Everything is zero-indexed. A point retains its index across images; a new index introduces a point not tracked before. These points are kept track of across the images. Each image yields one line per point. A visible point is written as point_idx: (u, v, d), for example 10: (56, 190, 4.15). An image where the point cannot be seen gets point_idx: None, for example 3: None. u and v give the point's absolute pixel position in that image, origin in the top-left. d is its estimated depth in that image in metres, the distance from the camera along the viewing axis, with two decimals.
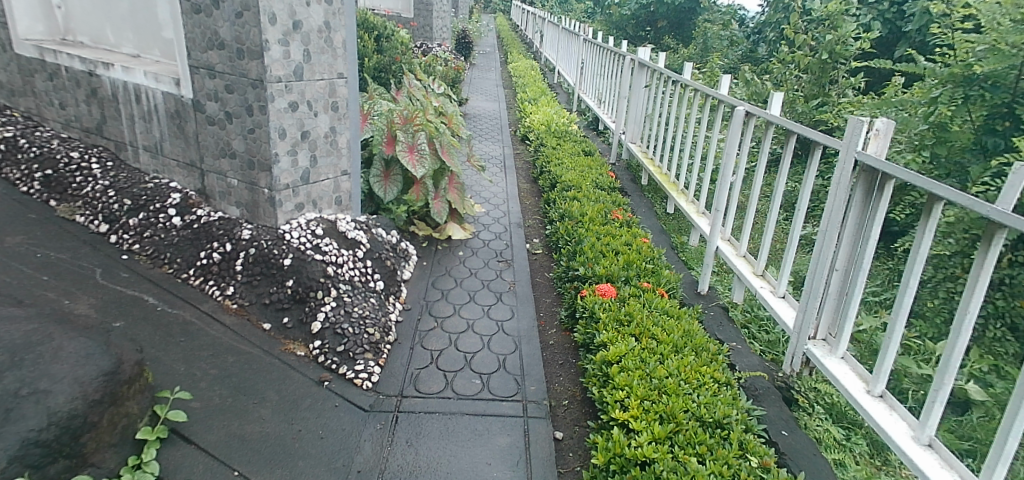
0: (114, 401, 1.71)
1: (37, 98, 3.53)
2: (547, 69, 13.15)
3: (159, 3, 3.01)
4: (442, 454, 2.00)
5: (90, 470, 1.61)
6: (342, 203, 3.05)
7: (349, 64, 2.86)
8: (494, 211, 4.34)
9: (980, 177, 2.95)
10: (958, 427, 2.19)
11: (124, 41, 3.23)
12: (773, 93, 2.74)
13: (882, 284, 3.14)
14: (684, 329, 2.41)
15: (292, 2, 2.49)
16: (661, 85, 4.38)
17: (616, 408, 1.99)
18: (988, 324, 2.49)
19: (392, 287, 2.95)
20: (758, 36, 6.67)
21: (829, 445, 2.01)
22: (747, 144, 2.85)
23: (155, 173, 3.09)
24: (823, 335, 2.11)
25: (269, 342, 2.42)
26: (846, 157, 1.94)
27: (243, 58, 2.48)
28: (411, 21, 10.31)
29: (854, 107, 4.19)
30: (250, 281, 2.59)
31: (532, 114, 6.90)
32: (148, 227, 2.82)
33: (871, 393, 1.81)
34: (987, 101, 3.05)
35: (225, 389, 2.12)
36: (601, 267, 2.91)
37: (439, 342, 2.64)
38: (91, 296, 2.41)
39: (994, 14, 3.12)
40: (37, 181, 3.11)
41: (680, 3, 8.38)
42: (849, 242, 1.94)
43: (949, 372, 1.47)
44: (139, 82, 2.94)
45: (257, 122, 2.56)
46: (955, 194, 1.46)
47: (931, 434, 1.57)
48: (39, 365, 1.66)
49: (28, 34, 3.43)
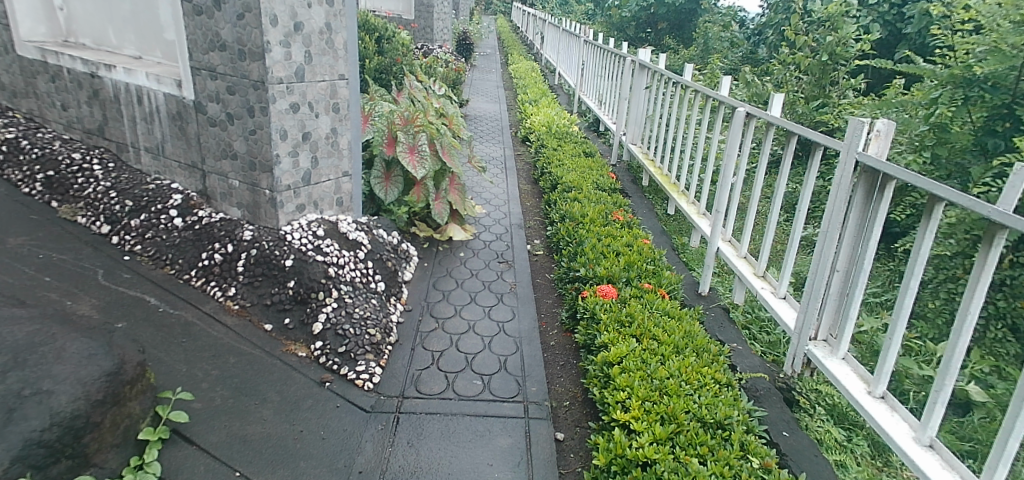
0: (116, 402, 1.71)
1: (39, 99, 3.54)
2: (547, 70, 13.18)
3: (160, 5, 3.02)
4: (444, 455, 2.00)
5: (93, 470, 1.61)
6: (343, 204, 3.05)
7: (350, 66, 2.86)
8: (495, 212, 4.35)
9: (981, 177, 2.95)
10: (959, 428, 2.19)
11: (126, 42, 3.23)
12: (773, 94, 2.73)
13: (883, 285, 3.14)
14: (685, 330, 2.41)
15: (294, 4, 2.50)
16: (661, 87, 4.39)
17: (616, 409, 1.99)
18: (988, 325, 2.49)
19: (393, 288, 2.95)
20: (759, 38, 6.68)
21: (831, 446, 2.01)
22: (747, 145, 2.85)
23: (157, 175, 3.10)
24: (824, 336, 2.11)
25: (271, 343, 2.42)
26: (847, 158, 1.94)
27: (245, 59, 2.48)
28: (412, 22, 10.33)
29: (855, 109, 4.19)
30: (252, 282, 2.59)
31: (532, 116, 6.90)
32: (150, 228, 2.82)
33: (872, 394, 1.81)
34: (987, 102, 3.06)
35: (227, 389, 2.13)
36: (602, 268, 2.91)
37: (440, 343, 2.64)
38: (93, 297, 2.42)
39: (994, 15, 3.13)
40: (39, 182, 3.11)
41: (680, 4, 8.40)
42: (850, 243, 1.94)
43: (950, 373, 1.47)
44: (140, 83, 2.95)
45: (259, 123, 2.56)
46: (955, 195, 1.46)
47: (932, 435, 1.56)
48: (42, 365, 1.66)
49: (30, 35, 3.44)
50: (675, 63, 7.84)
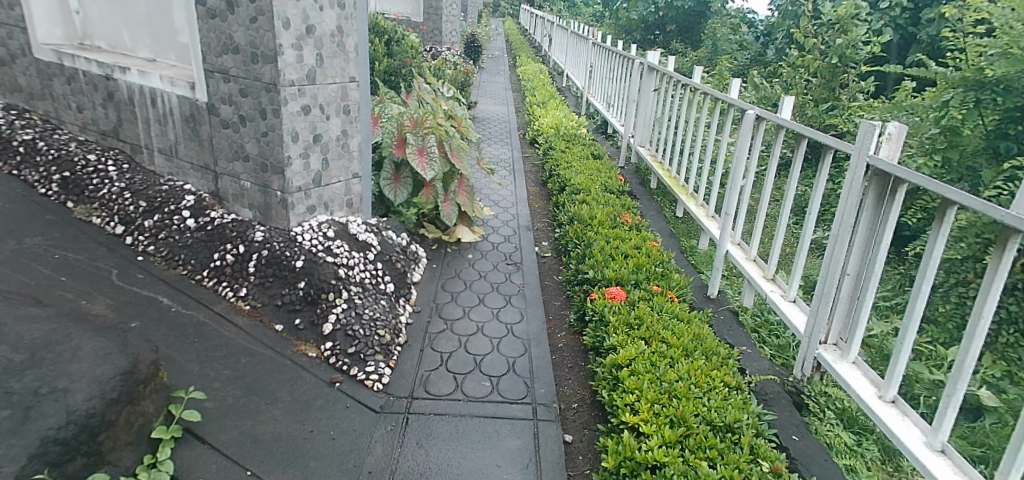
0: (130, 401, 1.73)
1: (55, 101, 3.57)
2: (555, 73, 13.21)
3: (175, 9, 3.05)
4: (452, 456, 2.01)
5: (108, 468, 1.63)
6: (353, 205, 3.07)
7: (360, 69, 2.88)
8: (503, 214, 4.36)
9: (993, 180, 2.95)
10: (971, 434, 2.18)
11: (141, 45, 3.28)
12: (784, 96, 2.69)
13: (893, 289, 3.13)
14: (694, 333, 2.41)
15: (305, 7, 2.51)
16: (671, 89, 4.37)
17: (625, 411, 1.99)
18: (1000, 330, 2.47)
19: (401, 289, 2.96)
20: (768, 39, 6.68)
21: (840, 450, 1.99)
22: (757, 147, 2.82)
23: (170, 175, 3.13)
24: (835, 340, 2.10)
25: (281, 343, 2.44)
26: (858, 161, 1.93)
27: (258, 62, 2.51)
28: (421, 25, 10.43)
29: (865, 112, 4.17)
30: (263, 283, 2.61)
31: (541, 117, 6.93)
32: (163, 229, 2.85)
33: (883, 398, 1.79)
34: (1000, 105, 3.05)
35: (239, 389, 2.15)
36: (610, 270, 2.91)
37: (449, 344, 2.65)
38: (108, 297, 2.44)
39: (1006, 17, 3.12)
40: (55, 183, 3.15)
41: (689, 7, 8.39)
42: (860, 247, 1.93)
43: (961, 377, 1.47)
44: (155, 86, 2.98)
45: (270, 125, 2.58)
46: (970, 199, 1.44)
47: (943, 440, 1.56)
48: (59, 364, 1.70)
49: (47, 38, 3.48)
50: (683, 66, 7.83)
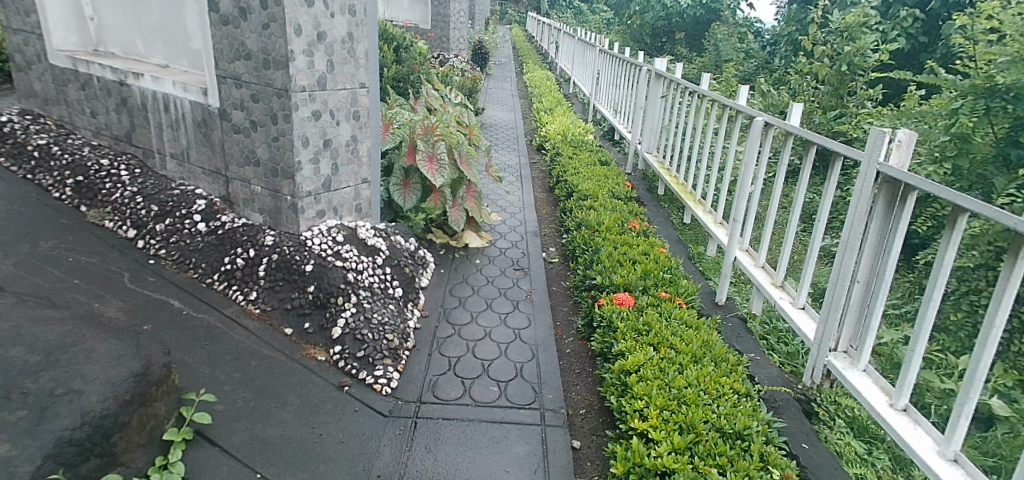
0: (143, 402, 1.74)
1: (69, 106, 3.61)
2: (562, 79, 13.28)
3: (188, 15, 3.10)
4: (461, 461, 2.01)
5: (120, 469, 1.64)
6: (361, 210, 3.09)
7: (371, 74, 2.90)
8: (511, 219, 4.37)
9: (1005, 188, 2.92)
10: (983, 443, 2.16)
11: (154, 51, 3.31)
12: (792, 103, 2.67)
13: (903, 297, 3.12)
14: (703, 339, 2.41)
15: (317, 14, 2.54)
16: (678, 96, 4.38)
17: (634, 418, 1.99)
18: (1013, 338, 2.44)
19: (410, 293, 2.97)
20: (776, 46, 6.68)
21: (852, 459, 1.97)
22: (765, 155, 2.80)
23: (182, 180, 3.16)
24: (845, 347, 2.09)
25: (291, 347, 2.45)
26: (868, 168, 1.92)
27: (270, 68, 2.53)
28: (428, 32, 10.51)
29: (872, 118, 4.10)
30: (273, 287, 2.63)
31: (548, 124, 6.94)
32: (175, 233, 2.88)
33: (894, 406, 1.79)
34: (1011, 114, 3.03)
35: (249, 392, 2.16)
36: (617, 276, 2.90)
37: (456, 349, 2.66)
38: (120, 300, 2.47)
39: (1017, 26, 3.11)
40: (68, 187, 3.18)
41: (699, 14, 8.41)
42: (871, 255, 1.92)
43: (974, 386, 1.46)
44: (167, 91, 3.00)
45: (281, 130, 2.61)
46: (980, 206, 1.44)
47: (956, 449, 1.55)
48: (74, 365, 1.71)
49: (62, 45, 3.53)
50: (689, 73, 7.86)
